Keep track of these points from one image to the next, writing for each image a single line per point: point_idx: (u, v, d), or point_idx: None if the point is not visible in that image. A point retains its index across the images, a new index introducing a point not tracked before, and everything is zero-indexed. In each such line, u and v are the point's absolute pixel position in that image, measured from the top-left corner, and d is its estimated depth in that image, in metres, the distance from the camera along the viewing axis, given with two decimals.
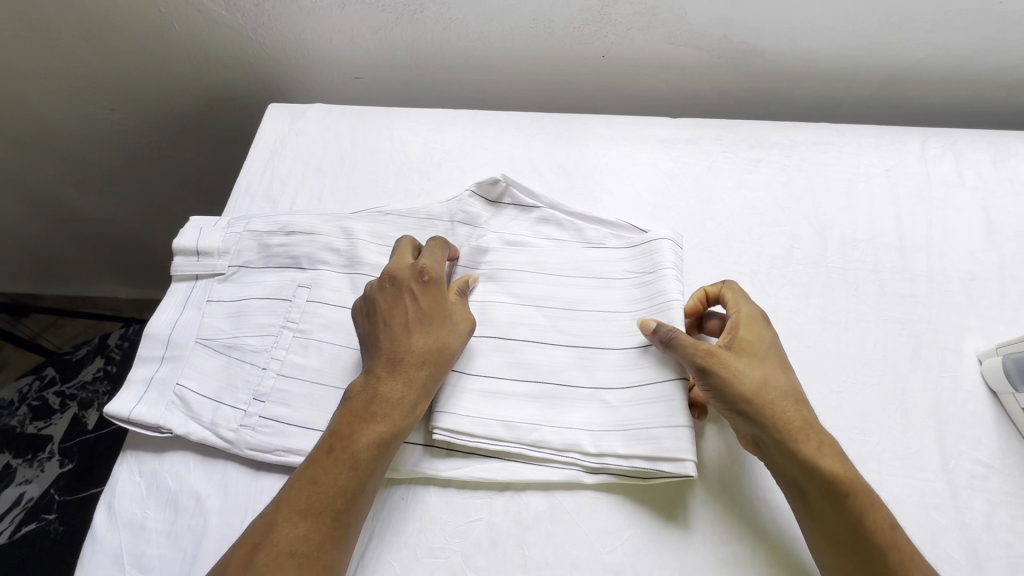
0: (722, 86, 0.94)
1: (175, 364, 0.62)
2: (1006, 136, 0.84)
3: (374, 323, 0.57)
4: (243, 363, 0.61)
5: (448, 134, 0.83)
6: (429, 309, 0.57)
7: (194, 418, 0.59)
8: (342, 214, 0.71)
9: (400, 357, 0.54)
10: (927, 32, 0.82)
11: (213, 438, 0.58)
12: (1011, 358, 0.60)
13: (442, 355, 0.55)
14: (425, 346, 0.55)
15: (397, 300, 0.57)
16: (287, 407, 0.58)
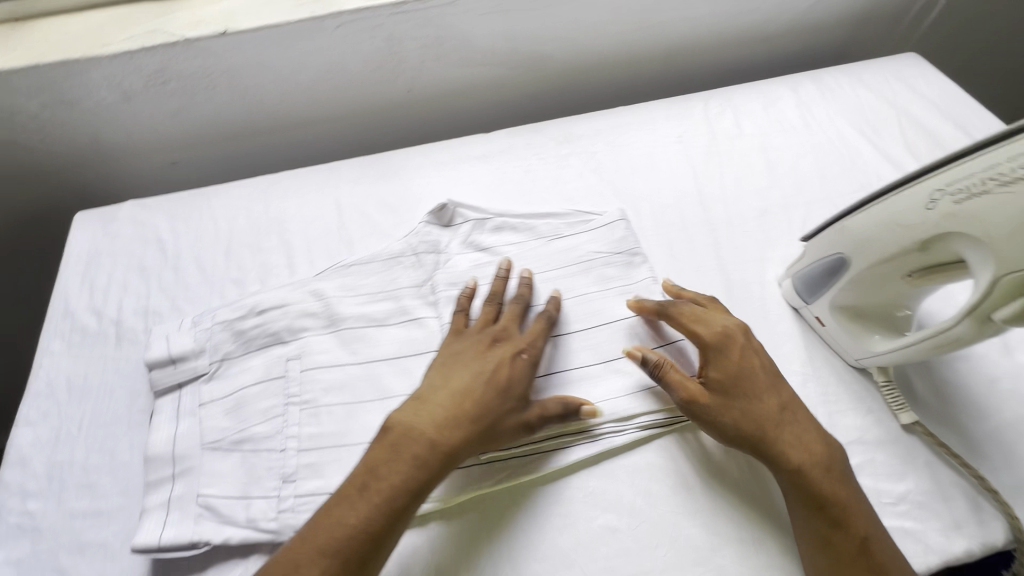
0: (530, 93, 1.00)
1: (38, 513, 0.58)
2: (771, 85, 0.96)
3: (456, 367, 0.60)
4: (121, 488, 0.59)
5: (270, 201, 0.83)
6: (519, 372, 0.60)
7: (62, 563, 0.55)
8: (225, 305, 0.70)
9: (475, 403, 0.57)
10: (681, 11, 0.93)
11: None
12: (798, 277, 0.67)
13: (516, 414, 0.58)
14: (506, 401, 0.58)
15: (489, 353, 0.61)
16: (161, 518, 0.55)
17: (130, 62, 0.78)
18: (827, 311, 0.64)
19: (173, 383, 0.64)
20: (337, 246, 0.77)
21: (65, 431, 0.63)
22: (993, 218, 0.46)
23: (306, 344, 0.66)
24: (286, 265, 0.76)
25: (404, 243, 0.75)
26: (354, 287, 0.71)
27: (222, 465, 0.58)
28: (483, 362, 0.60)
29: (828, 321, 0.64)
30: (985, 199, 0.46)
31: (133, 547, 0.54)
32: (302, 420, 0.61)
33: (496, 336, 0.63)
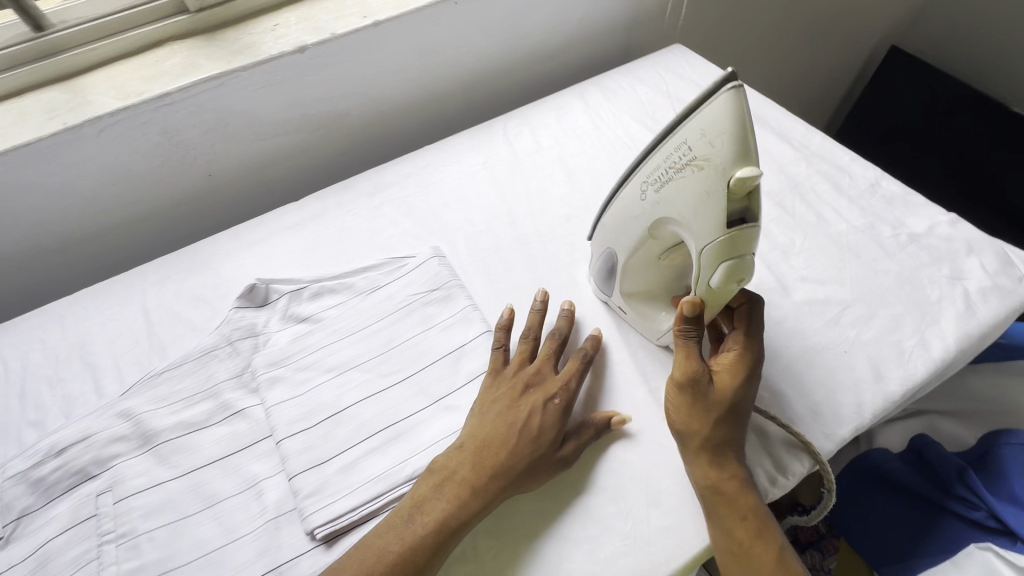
0: (340, 151, 1.00)
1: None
2: (561, 97, 1.04)
3: (492, 407, 0.62)
4: None
5: (69, 325, 0.77)
6: (550, 417, 0.62)
7: None
8: (18, 454, 0.64)
9: (515, 463, 0.58)
10: (460, 48, 0.98)
11: None
12: (596, 277, 0.73)
13: (550, 455, 0.60)
14: (501, 456, 0.58)
15: (526, 398, 0.63)
16: None
17: None
18: (625, 302, 0.69)
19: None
20: (148, 355, 0.73)
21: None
22: (680, 198, 0.55)
23: (117, 472, 0.62)
24: (92, 390, 0.71)
25: (217, 335, 0.72)
26: (167, 396, 0.68)
27: None
28: (517, 409, 0.62)
29: (629, 310, 0.69)
30: (673, 183, 0.56)
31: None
32: (120, 556, 0.56)
33: (530, 381, 0.64)
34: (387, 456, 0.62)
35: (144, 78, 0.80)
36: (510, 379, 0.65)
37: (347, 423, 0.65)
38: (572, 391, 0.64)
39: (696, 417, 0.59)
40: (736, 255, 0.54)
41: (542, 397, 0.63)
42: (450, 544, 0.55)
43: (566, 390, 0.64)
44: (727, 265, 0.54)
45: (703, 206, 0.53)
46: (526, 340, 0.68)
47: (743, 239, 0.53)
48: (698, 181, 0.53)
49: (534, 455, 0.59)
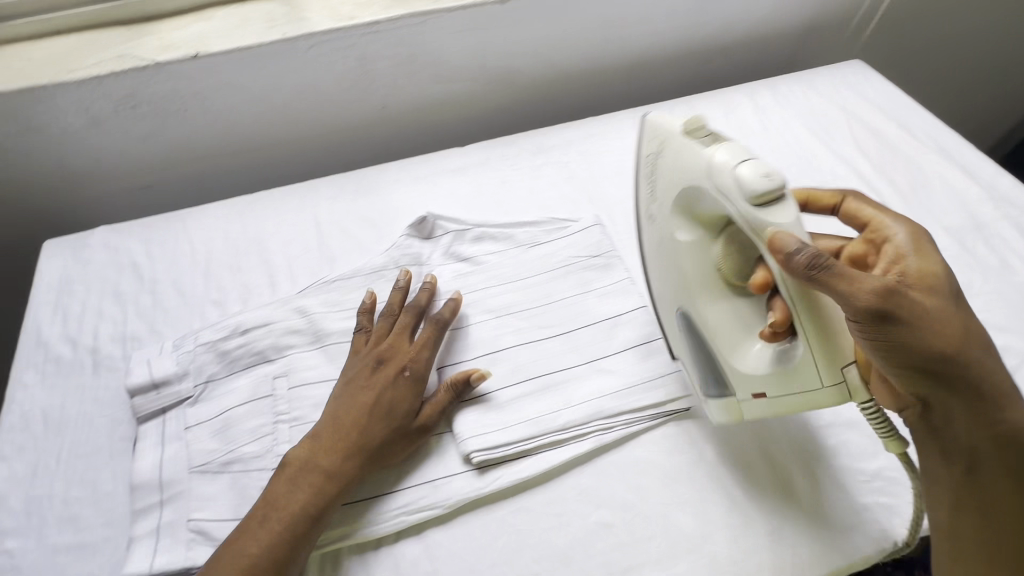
0: (502, 110, 1.02)
1: (16, 552, 0.56)
2: (729, 93, 1.01)
3: (344, 391, 0.60)
4: (104, 520, 0.57)
5: (249, 221, 0.83)
6: (400, 391, 0.60)
7: None
8: (205, 327, 0.69)
9: (367, 443, 0.57)
10: (642, 26, 0.97)
11: None
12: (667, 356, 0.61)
13: (405, 430, 0.59)
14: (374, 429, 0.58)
15: (374, 376, 0.61)
16: (153, 545, 0.54)
17: (98, 84, 0.77)
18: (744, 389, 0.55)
19: (157, 408, 0.63)
20: (319, 263, 0.77)
21: (42, 465, 0.61)
22: (681, 196, 0.56)
23: (291, 361, 0.66)
24: (267, 284, 0.76)
25: (386, 257, 0.76)
26: (338, 303, 0.71)
27: (212, 488, 0.57)
28: (371, 386, 0.60)
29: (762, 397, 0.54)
30: (667, 199, 0.58)
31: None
32: (293, 437, 0.61)
33: (380, 357, 0.63)
34: (542, 402, 0.64)
35: (356, 3, 0.84)
36: (361, 357, 0.63)
37: (504, 363, 0.67)
38: (424, 362, 0.63)
39: (932, 343, 0.46)
40: (758, 188, 0.47)
41: (394, 371, 0.61)
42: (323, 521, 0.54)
43: (418, 368, 0.62)
44: (756, 198, 0.48)
45: (701, 174, 0.52)
46: (385, 320, 0.66)
47: (721, 167, 0.50)
48: (682, 163, 0.54)
49: (372, 439, 0.57)
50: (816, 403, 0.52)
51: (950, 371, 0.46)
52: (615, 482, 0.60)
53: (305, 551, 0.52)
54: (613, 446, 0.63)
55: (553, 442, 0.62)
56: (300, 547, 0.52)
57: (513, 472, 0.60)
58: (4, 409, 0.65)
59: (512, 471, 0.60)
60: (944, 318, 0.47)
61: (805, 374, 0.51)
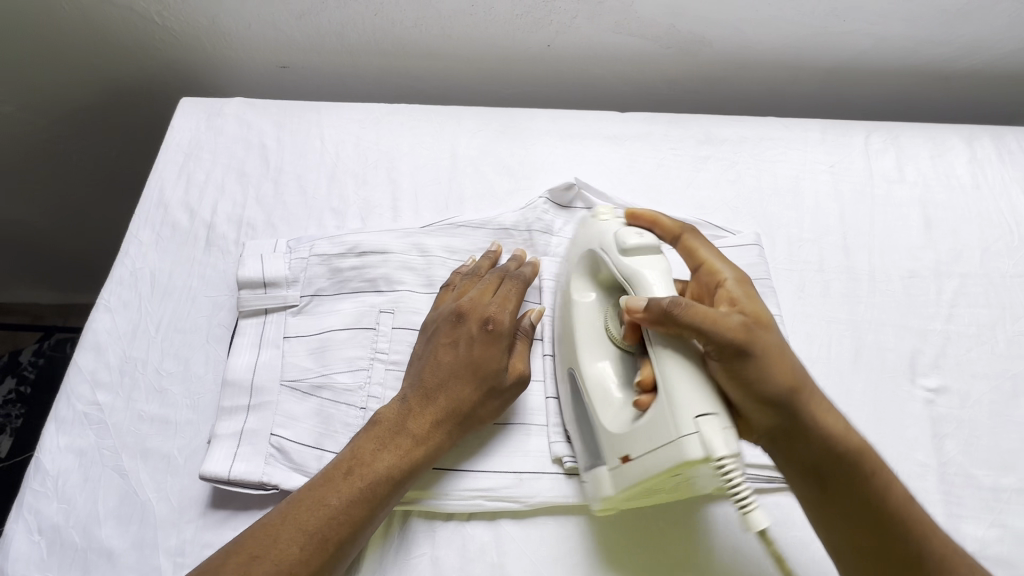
0: (672, 82, 0.89)
1: (104, 407, 0.56)
2: (943, 130, 0.85)
3: (429, 351, 0.55)
4: (192, 404, 0.56)
5: (383, 132, 0.77)
6: (485, 351, 0.55)
7: (126, 470, 0.53)
8: (321, 236, 0.65)
9: (455, 407, 0.52)
10: (870, 24, 0.81)
11: (139, 489, 0.52)
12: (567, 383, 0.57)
13: (490, 396, 0.54)
14: (462, 392, 0.53)
15: (458, 334, 0.55)
16: (233, 448, 0.52)
17: None
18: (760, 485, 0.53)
19: (260, 307, 0.60)
20: (445, 201, 0.71)
21: (142, 328, 0.60)
22: (591, 258, 0.58)
23: (401, 299, 0.61)
24: (388, 208, 0.70)
25: (518, 215, 0.69)
26: (460, 250, 0.66)
27: (298, 408, 0.55)
28: (454, 345, 0.55)
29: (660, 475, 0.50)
30: (575, 256, 0.60)
31: (200, 473, 0.51)
32: (386, 381, 0.57)
33: (461, 312, 0.56)
34: None
35: None
36: (439, 317, 0.57)
37: None
38: (507, 319, 0.56)
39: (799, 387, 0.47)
40: (631, 246, 0.53)
41: (476, 327, 0.55)
42: (404, 488, 0.50)
43: (501, 321, 0.56)
44: (631, 257, 0.53)
45: (605, 240, 0.56)
46: (472, 280, 0.60)
47: (631, 232, 0.54)
48: (592, 234, 0.58)
49: (456, 400, 0.53)
50: (674, 466, 0.44)
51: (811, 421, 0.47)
52: (713, 538, 0.54)
53: (385, 510, 0.49)
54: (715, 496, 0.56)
55: None
56: (382, 506, 0.49)
57: None
58: (116, 261, 0.64)
59: None
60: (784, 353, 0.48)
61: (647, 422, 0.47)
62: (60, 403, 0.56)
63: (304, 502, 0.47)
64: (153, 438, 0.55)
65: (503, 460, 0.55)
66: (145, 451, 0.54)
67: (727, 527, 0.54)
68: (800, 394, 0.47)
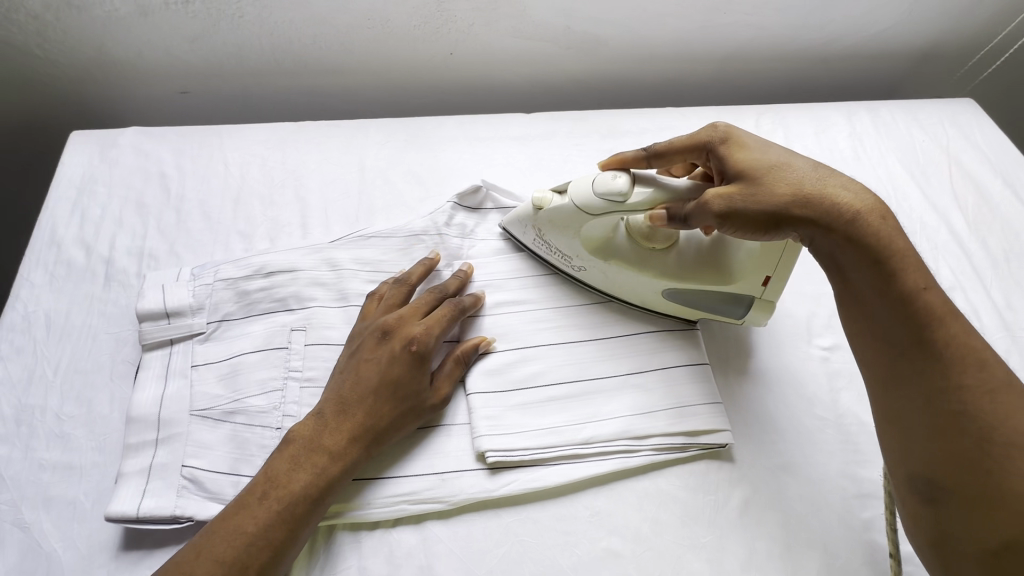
0: (576, 81, 0.92)
1: (1, 460, 0.53)
2: (826, 108, 0.92)
3: (351, 366, 0.55)
4: (97, 446, 0.54)
5: (288, 151, 0.76)
6: (407, 368, 0.55)
7: (25, 522, 0.51)
8: (226, 260, 0.64)
9: (374, 422, 0.53)
10: (750, 15, 0.87)
11: (41, 539, 0.50)
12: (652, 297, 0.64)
13: (411, 411, 0.55)
14: (382, 407, 0.53)
15: (378, 349, 0.56)
16: (142, 485, 0.51)
17: None
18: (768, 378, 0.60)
19: (165, 338, 0.59)
20: (357, 214, 0.72)
21: (38, 373, 0.58)
22: (574, 230, 0.63)
23: (312, 315, 0.61)
24: (298, 225, 0.70)
25: (428, 220, 0.70)
26: (372, 261, 0.66)
27: (210, 436, 0.54)
28: (376, 361, 0.55)
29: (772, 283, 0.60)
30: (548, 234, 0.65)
31: (106, 515, 0.50)
32: (301, 398, 0.57)
33: (386, 328, 0.57)
34: (568, 412, 0.59)
35: None
36: (364, 331, 0.58)
37: (534, 361, 0.62)
38: (432, 337, 0.57)
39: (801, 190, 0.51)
40: (623, 189, 0.57)
41: (399, 346, 0.56)
42: (324, 506, 0.50)
43: (426, 340, 0.56)
44: (632, 189, 0.57)
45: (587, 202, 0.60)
46: (404, 295, 0.61)
47: (607, 180, 0.58)
48: (564, 213, 0.62)
49: (376, 416, 0.53)
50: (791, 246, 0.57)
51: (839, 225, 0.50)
52: (633, 511, 0.56)
53: (308, 529, 0.49)
54: (633, 471, 0.58)
55: (574, 456, 0.57)
56: (303, 526, 0.48)
57: (527, 480, 0.56)
58: (7, 306, 0.62)
59: (526, 479, 0.56)
60: (775, 176, 0.52)
61: (751, 248, 0.60)
62: None
63: (217, 531, 0.46)
64: (55, 485, 0.53)
65: (424, 462, 0.56)
66: (46, 500, 0.52)
67: (647, 499, 0.57)
68: (807, 200, 0.50)
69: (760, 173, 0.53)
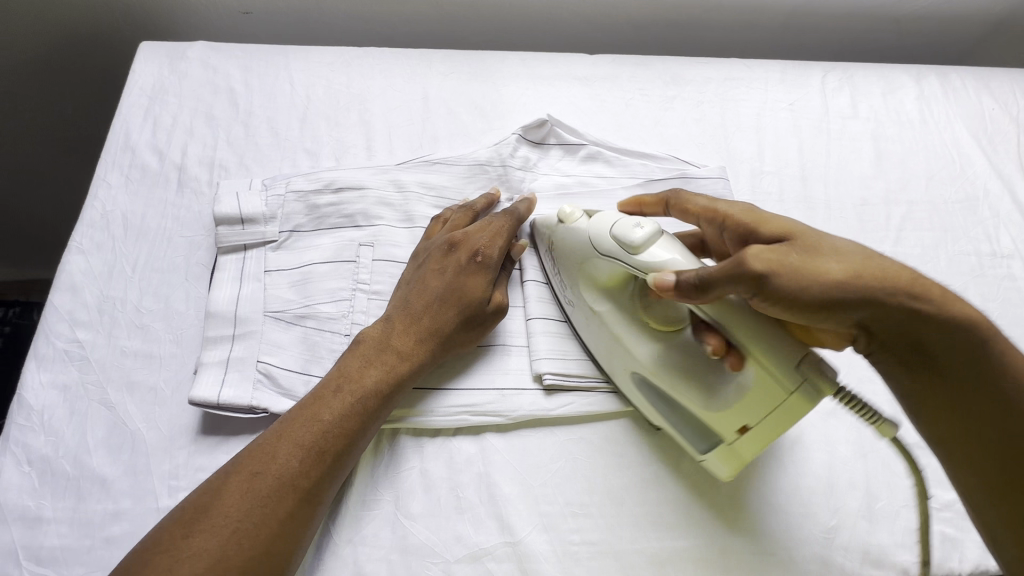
0: (638, 27, 0.91)
1: (86, 345, 0.56)
2: (894, 69, 0.89)
3: (418, 279, 0.57)
4: (176, 339, 0.57)
5: (353, 75, 0.76)
6: (470, 278, 0.56)
7: (111, 403, 0.54)
8: (295, 175, 0.65)
9: (439, 329, 0.54)
10: None
11: (126, 419, 0.53)
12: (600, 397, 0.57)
13: (472, 321, 0.56)
14: (445, 317, 0.55)
15: (444, 261, 0.57)
16: (220, 378, 0.53)
17: None
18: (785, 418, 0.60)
19: (239, 243, 0.60)
20: (421, 141, 0.72)
21: (118, 269, 0.60)
22: (581, 264, 0.57)
23: (380, 233, 0.62)
24: (363, 148, 0.71)
25: (492, 151, 0.70)
26: (436, 187, 0.67)
27: (283, 337, 0.56)
28: (441, 274, 0.56)
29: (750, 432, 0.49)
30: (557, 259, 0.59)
31: (188, 400, 0.52)
32: (370, 309, 0.58)
33: (451, 242, 0.58)
34: None
35: None
36: (430, 247, 0.59)
37: None
38: (496, 252, 0.58)
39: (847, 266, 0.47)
40: (636, 240, 0.51)
41: (465, 257, 0.57)
42: (391, 404, 0.52)
43: (490, 253, 0.57)
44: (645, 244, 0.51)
45: (594, 232, 0.55)
46: (466, 215, 0.62)
47: (627, 225, 0.52)
48: (577, 240, 0.57)
49: (441, 324, 0.54)
50: (799, 409, 0.46)
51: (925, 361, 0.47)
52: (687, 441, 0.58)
53: (377, 424, 0.51)
54: None
55: None
56: (372, 419, 0.50)
57: (584, 404, 0.58)
58: (85, 204, 0.63)
59: (582, 402, 0.58)
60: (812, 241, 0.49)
61: (750, 383, 0.47)
62: (40, 340, 0.56)
63: (295, 420, 0.48)
64: (138, 373, 0.55)
65: (485, 380, 0.57)
66: (130, 385, 0.55)
67: None
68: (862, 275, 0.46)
69: (836, 278, 0.46)
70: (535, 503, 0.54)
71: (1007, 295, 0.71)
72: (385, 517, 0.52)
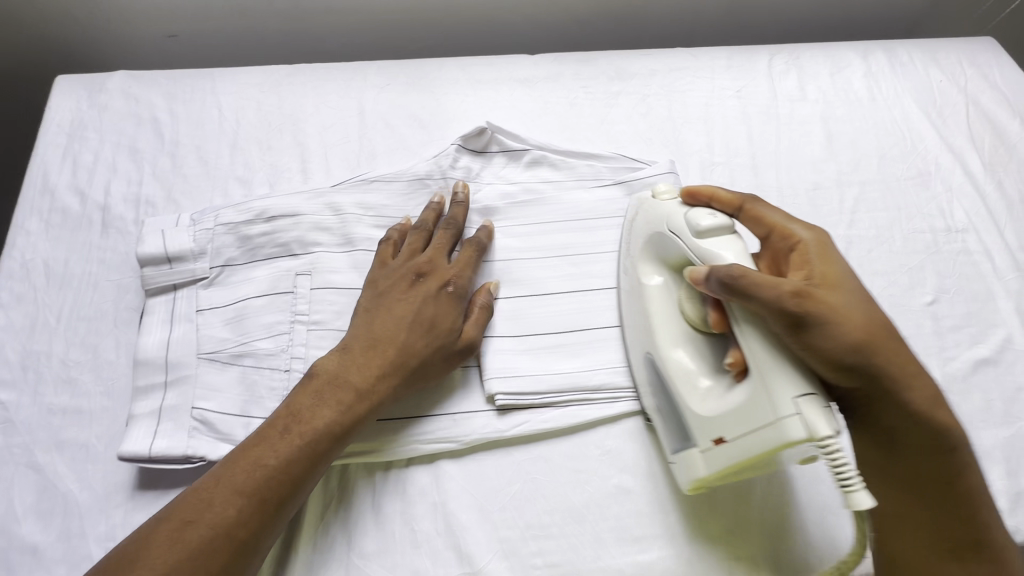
0: (579, 22, 0.89)
1: (10, 405, 0.53)
2: (841, 48, 0.88)
3: (381, 305, 0.55)
4: (106, 391, 0.54)
5: (284, 94, 0.73)
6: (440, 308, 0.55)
7: (39, 465, 0.51)
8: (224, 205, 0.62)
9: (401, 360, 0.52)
10: None
11: (57, 480, 0.50)
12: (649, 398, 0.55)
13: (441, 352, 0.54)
14: (406, 346, 0.53)
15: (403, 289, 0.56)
16: (153, 429, 0.51)
17: None
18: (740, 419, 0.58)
19: (168, 283, 0.58)
20: (359, 159, 0.70)
21: (41, 321, 0.57)
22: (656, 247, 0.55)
23: (317, 260, 0.59)
24: (299, 171, 0.68)
25: (432, 164, 0.67)
26: (375, 206, 0.64)
27: (219, 379, 0.54)
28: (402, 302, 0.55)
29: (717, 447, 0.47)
30: (637, 253, 0.57)
31: (119, 455, 0.50)
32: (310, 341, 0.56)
33: (417, 270, 0.57)
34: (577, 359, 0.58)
35: None
36: (393, 269, 0.57)
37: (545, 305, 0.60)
38: (464, 283, 0.57)
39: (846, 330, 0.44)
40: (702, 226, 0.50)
41: (431, 287, 0.56)
42: (344, 443, 0.49)
43: (460, 284, 0.57)
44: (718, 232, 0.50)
45: (674, 221, 0.53)
46: (422, 234, 0.60)
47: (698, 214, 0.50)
48: (657, 218, 0.55)
49: (401, 355, 0.52)
50: (772, 448, 0.42)
51: (920, 433, 0.46)
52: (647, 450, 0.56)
53: (325, 465, 0.49)
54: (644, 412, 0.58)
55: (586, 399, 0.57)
56: (322, 460, 0.48)
57: (540, 422, 0.56)
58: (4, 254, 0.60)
59: (537, 420, 0.56)
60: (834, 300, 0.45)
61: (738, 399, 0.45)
62: None
63: (236, 465, 0.46)
64: (67, 430, 0.52)
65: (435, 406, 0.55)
66: (58, 444, 0.52)
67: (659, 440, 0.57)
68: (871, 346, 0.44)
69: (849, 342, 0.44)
70: (493, 529, 0.52)
71: (963, 269, 0.71)
72: (336, 558, 0.50)
